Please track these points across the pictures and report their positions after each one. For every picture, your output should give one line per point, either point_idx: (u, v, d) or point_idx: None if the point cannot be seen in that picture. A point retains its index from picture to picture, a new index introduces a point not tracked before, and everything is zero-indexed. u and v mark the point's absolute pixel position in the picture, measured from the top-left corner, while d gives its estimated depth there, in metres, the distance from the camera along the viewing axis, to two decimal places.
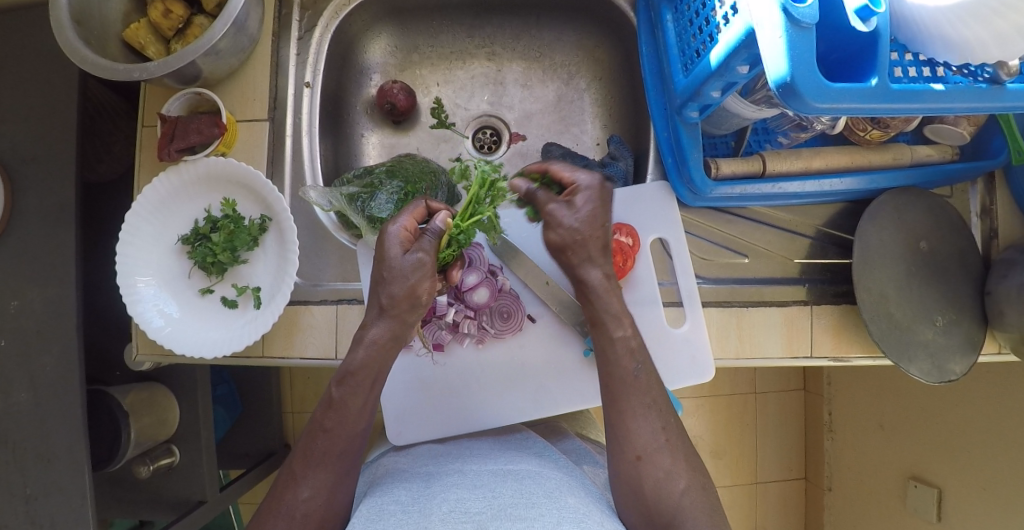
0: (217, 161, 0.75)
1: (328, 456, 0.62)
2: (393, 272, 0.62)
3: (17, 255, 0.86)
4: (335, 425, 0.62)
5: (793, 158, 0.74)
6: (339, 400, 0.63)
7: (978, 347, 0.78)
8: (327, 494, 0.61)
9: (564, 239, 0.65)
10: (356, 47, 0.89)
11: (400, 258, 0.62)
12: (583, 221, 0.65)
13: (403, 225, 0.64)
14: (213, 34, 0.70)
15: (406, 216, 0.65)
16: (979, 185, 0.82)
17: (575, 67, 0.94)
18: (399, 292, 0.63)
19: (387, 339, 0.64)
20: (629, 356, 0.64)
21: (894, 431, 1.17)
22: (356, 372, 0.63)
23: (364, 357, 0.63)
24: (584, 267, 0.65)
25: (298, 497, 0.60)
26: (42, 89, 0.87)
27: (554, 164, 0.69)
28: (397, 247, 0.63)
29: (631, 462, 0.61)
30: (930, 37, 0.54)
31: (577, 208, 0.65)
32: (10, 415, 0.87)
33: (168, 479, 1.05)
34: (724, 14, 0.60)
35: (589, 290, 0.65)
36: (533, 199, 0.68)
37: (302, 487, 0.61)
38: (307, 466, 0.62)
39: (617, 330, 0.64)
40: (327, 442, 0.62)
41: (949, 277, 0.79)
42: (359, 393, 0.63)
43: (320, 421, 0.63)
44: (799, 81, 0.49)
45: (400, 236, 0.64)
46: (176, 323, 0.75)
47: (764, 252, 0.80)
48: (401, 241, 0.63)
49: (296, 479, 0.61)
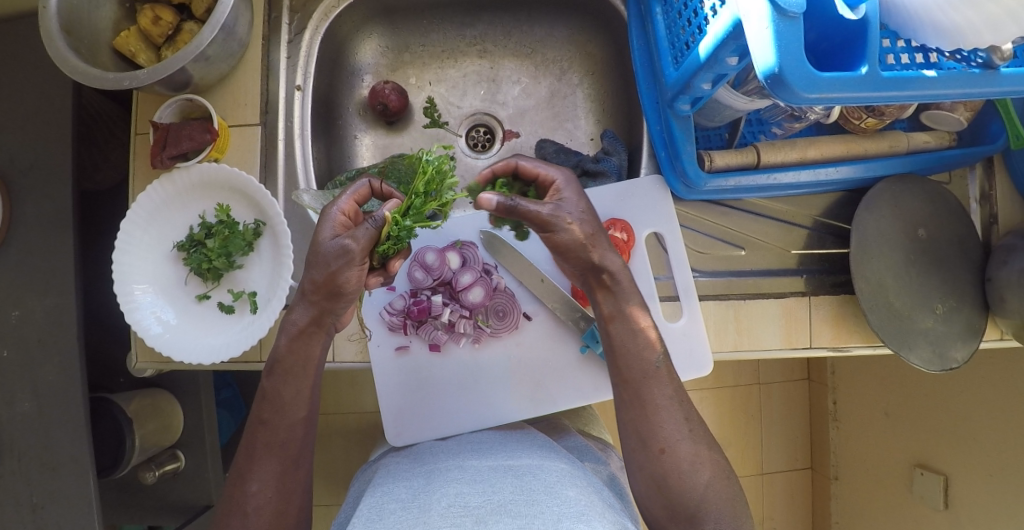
0: (209, 166, 0.75)
1: (271, 447, 0.63)
2: (319, 257, 0.58)
3: (17, 266, 0.87)
4: (273, 416, 0.63)
5: (787, 149, 0.73)
6: (272, 391, 0.63)
7: (979, 334, 0.78)
8: (277, 487, 0.62)
9: (568, 239, 0.58)
10: (347, 48, 0.89)
11: (326, 242, 0.58)
12: (581, 216, 0.59)
13: (340, 208, 0.61)
14: (202, 40, 0.70)
15: (348, 198, 0.62)
16: (978, 170, 0.81)
17: (567, 62, 0.93)
18: (320, 277, 0.58)
19: (308, 323, 0.61)
20: (650, 347, 0.62)
21: (900, 420, 1.16)
22: (283, 360, 0.62)
23: (287, 344, 0.62)
24: (604, 257, 0.60)
25: (248, 492, 0.62)
26: (36, 100, 0.87)
27: (522, 158, 0.64)
28: (330, 231, 0.59)
29: (656, 454, 0.61)
30: (921, 24, 0.53)
31: (573, 208, 0.59)
32: (15, 424, 0.87)
33: (174, 483, 1.06)
34: (712, 6, 0.60)
35: (611, 283, 0.62)
36: (520, 207, 0.56)
37: (250, 482, 0.62)
38: (254, 460, 0.63)
39: (638, 320, 0.62)
40: (268, 433, 0.63)
41: (950, 264, 0.79)
42: (290, 382, 0.63)
43: (258, 415, 0.64)
44: (787, 71, 0.48)
45: (336, 219, 0.60)
46: (174, 329, 0.75)
47: (761, 244, 0.79)
48: (337, 223, 0.60)
49: (244, 476, 0.62)
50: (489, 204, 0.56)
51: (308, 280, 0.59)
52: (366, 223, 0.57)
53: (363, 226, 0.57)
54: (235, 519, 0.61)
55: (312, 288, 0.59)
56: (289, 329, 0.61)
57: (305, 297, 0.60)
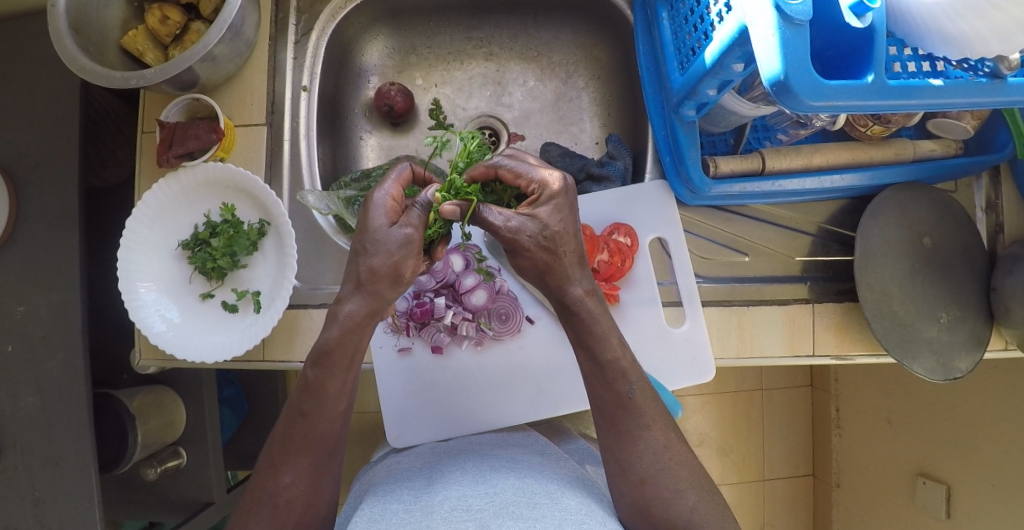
0: (215, 166, 0.76)
1: (308, 442, 0.62)
2: (380, 247, 0.56)
3: (24, 262, 0.87)
4: (313, 409, 0.61)
5: (793, 155, 0.73)
6: (315, 382, 0.61)
7: (983, 344, 0.77)
8: (309, 481, 0.63)
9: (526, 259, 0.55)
10: (353, 49, 0.89)
11: (385, 230, 0.56)
12: (548, 236, 0.54)
13: (388, 193, 0.59)
14: (209, 40, 0.70)
15: (394, 182, 0.60)
16: (984, 179, 0.80)
17: (573, 65, 0.93)
18: (381, 267, 0.56)
19: (363, 315, 0.58)
20: (622, 378, 0.60)
21: (902, 428, 1.16)
22: (330, 351, 0.59)
23: (338, 335, 0.58)
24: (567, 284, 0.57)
25: (281, 484, 0.62)
26: (44, 97, 0.88)
27: (502, 167, 0.60)
28: (384, 217, 0.57)
29: (636, 486, 0.60)
30: (928, 32, 0.53)
31: (539, 223, 0.54)
32: (19, 419, 0.88)
33: (176, 480, 1.07)
34: (718, 12, 0.59)
35: (572, 310, 0.59)
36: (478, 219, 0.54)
37: (282, 474, 0.62)
38: (286, 453, 0.62)
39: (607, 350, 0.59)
40: (305, 427, 0.62)
41: (954, 273, 0.78)
42: (334, 373, 0.60)
43: (298, 406, 0.62)
44: (793, 79, 0.48)
45: (386, 205, 0.58)
46: (177, 327, 0.76)
47: (765, 250, 0.79)
48: (387, 208, 0.58)
49: (278, 468, 0.62)
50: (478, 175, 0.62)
51: (367, 268, 0.56)
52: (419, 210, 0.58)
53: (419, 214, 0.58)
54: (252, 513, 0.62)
55: (368, 277, 0.56)
56: (334, 319, 0.58)
57: (359, 286, 0.57)
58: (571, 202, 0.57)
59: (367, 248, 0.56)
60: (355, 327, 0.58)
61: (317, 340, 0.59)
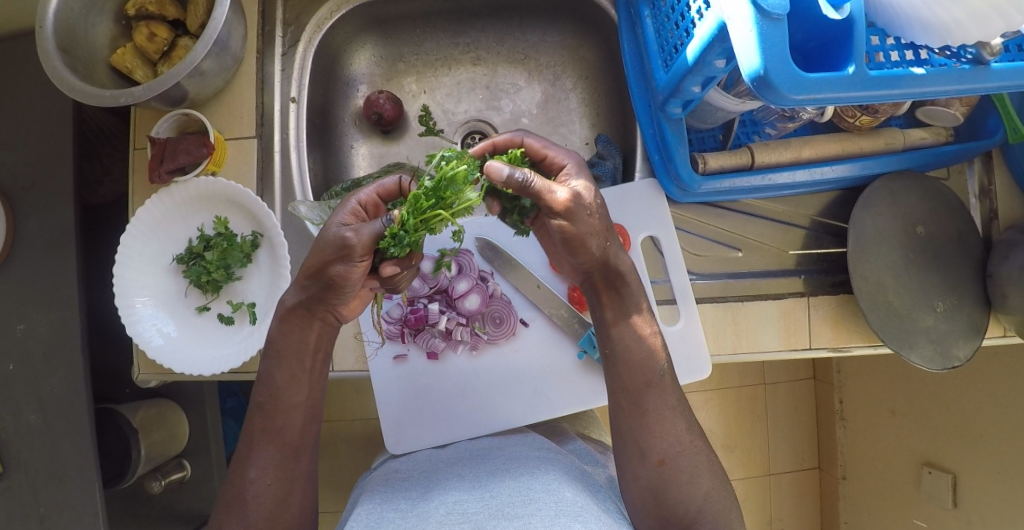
0: (206, 180, 0.76)
1: (267, 433, 0.63)
2: (318, 244, 0.56)
3: (22, 281, 0.88)
4: (268, 400, 0.63)
5: (781, 149, 0.73)
6: (266, 373, 0.63)
7: (981, 331, 0.77)
8: (277, 476, 0.62)
9: (583, 230, 0.53)
10: (341, 59, 0.90)
11: (331, 228, 0.56)
12: (597, 206, 0.55)
13: (361, 197, 0.60)
14: (196, 55, 0.71)
15: (369, 189, 0.60)
16: (976, 166, 0.80)
17: (560, 67, 0.93)
18: (315, 263, 0.56)
19: (296, 305, 0.61)
20: (654, 355, 0.62)
21: (906, 418, 1.15)
22: (276, 342, 0.62)
23: (279, 325, 0.62)
24: (616, 256, 0.58)
25: (247, 479, 0.61)
26: (37, 118, 0.88)
27: (529, 135, 0.62)
28: (339, 218, 0.57)
29: (653, 468, 0.61)
30: (908, 22, 0.53)
31: (589, 192, 0.55)
32: (22, 436, 0.89)
33: (181, 492, 1.08)
34: (698, 9, 0.60)
35: (619, 284, 0.60)
36: (534, 184, 0.52)
37: (248, 470, 0.62)
38: (253, 447, 0.63)
39: (644, 327, 0.62)
40: (265, 418, 0.63)
41: (949, 261, 0.78)
42: (285, 364, 0.63)
43: (255, 399, 0.64)
44: (772, 73, 0.48)
45: (351, 208, 0.59)
46: (174, 341, 0.76)
47: (757, 245, 0.79)
48: (348, 210, 0.58)
49: (244, 462, 0.62)
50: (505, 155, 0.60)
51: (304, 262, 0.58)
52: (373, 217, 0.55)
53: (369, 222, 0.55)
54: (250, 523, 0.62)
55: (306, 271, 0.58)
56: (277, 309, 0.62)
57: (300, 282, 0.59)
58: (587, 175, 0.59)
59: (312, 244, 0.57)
60: (293, 313, 0.61)
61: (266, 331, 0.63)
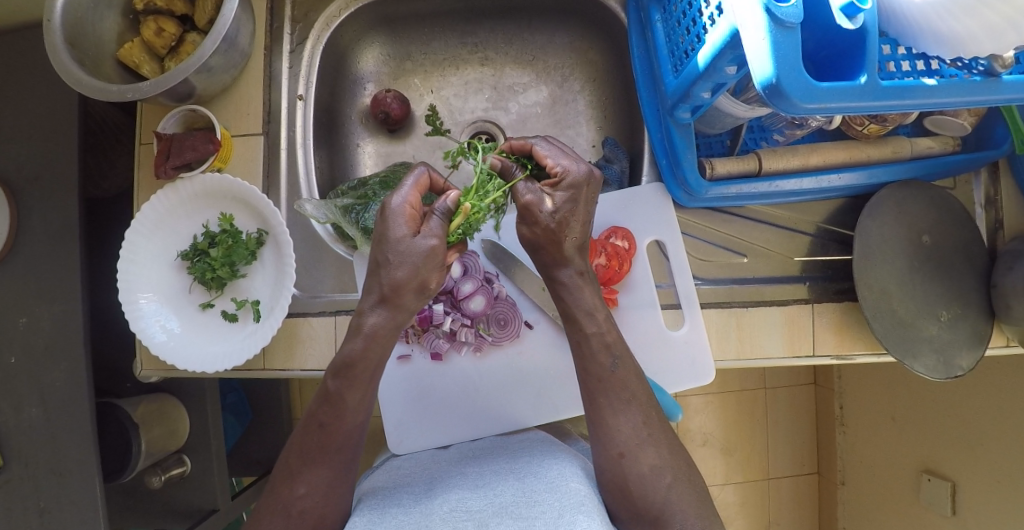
0: (212, 177, 0.76)
1: (324, 452, 0.62)
2: (401, 257, 0.56)
3: (25, 274, 0.88)
4: (331, 419, 0.62)
5: (790, 155, 0.73)
6: (335, 392, 0.62)
7: (985, 341, 0.77)
8: (324, 494, 0.62)
9: (528, 234, 0.62)
10: (349, 57, 0.89)
11: (409, 240, 0.56)
12: (549, 222, 0.60)
13: (404, 198, 0.59)
14: (204, 52, 0.71)
15: (409, 189, 0.59)
16: (983, 175, 0.80)
17: (568, 69, 0.93)
18: (404, 277, 0.56)
19: (387, 325, 0.60)
20: (626, 371, 0.63)
21: (906, 425, 1.15)
22: (355, 363, 0.60)
23: (363, 347, 0.59)
24: (557, 266, 0.63)
25: (295, 494, 0.61)
26: (42, 110, 0.88)
27: (539, 143, 0.64)
28: (404, 227, 0.57)
29: (645, 478, 0.60)
30: (920, 32, 0.53)
31: (544, 210, 0.60)
32: (23, 429, 0.89)
33: (181, 487, 1.08)
34: (710, 15, 0.60)
35: (564, 291, 0.64)
36: (511, 181, 0.63)
37: (297, 484, 0.62)
38: (302, 462, 0.62)
39: (610, 335, 0.64)
40: (324, 436, 0.62)
41: (954, 270, 0.78)
42: (356, 386, 0.61)
43: (316, 416, 0.63)
44: (785, 82, 0.48)
45: (405, 213, 0.57)
46: (177, 337, 0.76)
47: (763, 251, 0.79)
48: (405, 218, 0.57)
49: (293, 477, 0.62)
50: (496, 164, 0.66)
51: (390, 283, 0.57)
52: (440, 217, 0.58)
53: (438, 222, 0.58)
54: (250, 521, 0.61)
55: (392, 291, 0.57)
56: (356, 331, 0.60)
57: (382, 300, 0.58)
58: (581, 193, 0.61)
59: (391, 260, 0.56)
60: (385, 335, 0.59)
61: (337, 353, 0.61)
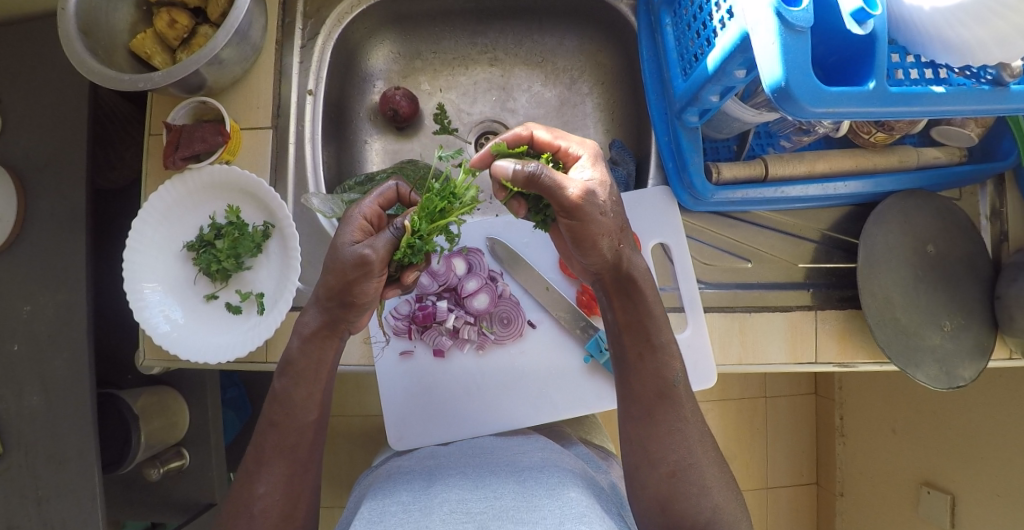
0: (221, 168, 0.77)
1: (281, 449, 0.64)
2: (336, 262, 0.56)
3: (30, 262, 0.88)
4: (283, 419, 0.64)
5: (796, 162, 0.74)
6: (282, 391, 0.63)
7: (987, 352, 0.77)
8: (286, 492, 0.63)
9: (598, 230, 0.53)
10: (359, 54, 0.90)
11: (345, 248, 0.56)
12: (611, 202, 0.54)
13: (361, 209, 0.59)
14: (216, 44, 0.71)
15: (371, 199, 0.60)
16: (989, 187, 0.80)
17: (577, 71, 0.93)
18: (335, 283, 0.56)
19: (319, 327, 0.61)
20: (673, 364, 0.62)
21: (907, 436, 1.15)
22: (295, 363, 0.62)
23: (300, 346, 0.61)
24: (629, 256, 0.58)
25: (255, 493, 0.62)
26: (53, 98, 0.89)
27: (537, 129, 0.62)
28: (351, 236, 0.57)
29: (664, 478, 0.61)
30: (929, 40, 0.53)
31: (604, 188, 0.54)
32: (23, 417, 0.89)
33: (178, 480, 1.08)
34: (720, 19, 0.60)
35: (633, 288, 0.60)
36: (543, 175, 0.51)
37: (257, 484, 0.63)
38: (262, 462, 0.63)
39: (659, 330, 0.62)
40: (277, 436, 0.64)
41: (959, 281, 0.78)
42: (301, 385, 0.63)
43: (267, 416, 0.64)
44: (794, 85, 0.49)
45: (357, 223, 0.58)
46: (181, 328, 0.76)
47: (768, 256, 0.79)
48: (356, 226, 0.58)
49: (252, 478, 0.63)
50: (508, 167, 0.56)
51: (322, 285, 0.58)
52: (392, 230, 0.56)
53: (386, 234, 0.56)
54: (248, 515, 0.62)
55: (325, 293, 0.58)
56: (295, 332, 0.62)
57: (316, 302, 0.59)
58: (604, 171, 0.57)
59: (330, 265, 0.56)
60: (314, 336, 0.61)
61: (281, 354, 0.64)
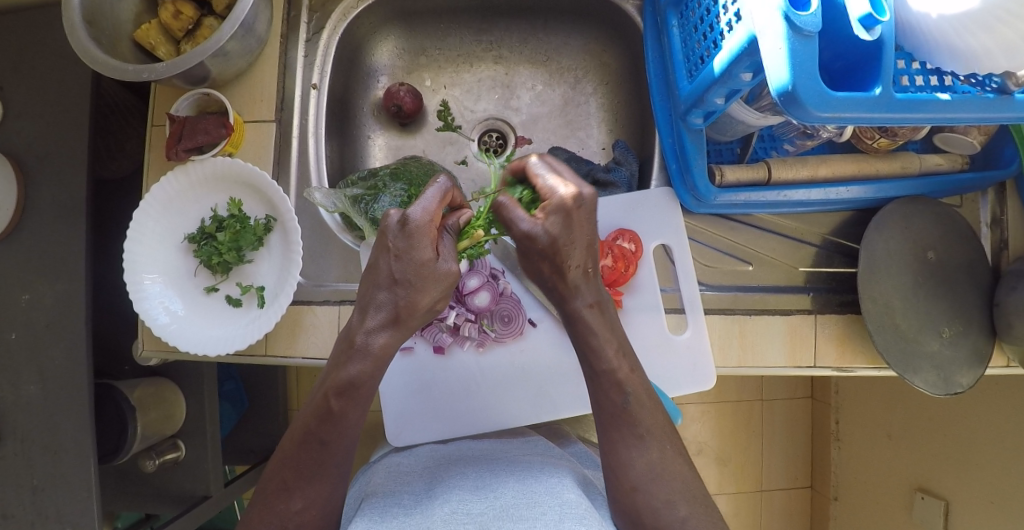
0: (223, 161, 0.76)
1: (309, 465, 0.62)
2: (420, 278, 0.57)
3: (29, 251, 0.88)
4: (333, 437, 0.61)
5: (799, 166, 0.74)
6: (338, 412, 0.61)
7: (985, 360, 0.77)
8: (323, 504, 0.62)
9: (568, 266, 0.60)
10: (363, 48, 0.90)
11: (433, 263, 0.57)
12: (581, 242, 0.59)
13: (428, 214, 0.57)
14: (221, 36, 0.71)
15: (435, 203, 0.57)
16: (990, 195, 0.80)
17: (582, 71, 0.93)
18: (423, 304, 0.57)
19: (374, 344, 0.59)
20: None
21: (902, 442, 1.15)
22: (360, 384, 0.60)
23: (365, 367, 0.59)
24: None
25: (292, 509, 0.61)
26: (54, 86, 0.88)
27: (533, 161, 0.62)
28: (431, 250, 0.57)
29: (627, 493, 0.59)
30: (937, 46, 0.53)
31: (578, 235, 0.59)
32: (21, 406, 0.89)
33: (174, 472, 1.08)
34: (727, 21, 0.60)
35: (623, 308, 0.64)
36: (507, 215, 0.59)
37: (293, 499, 0.61)
38: (300, 478, 0.62)
39: None
40: (321, 454, 0.62)
41: (958, 288, 0.78)
42: (358, 402, 0.61)
43: (316, 435, 0.61)
44: (801, 89, 0.49)
45: (431, 233, 0.56)
46: (180, 320, 0.76)
47: (768, 260, 0.79)
48: (432, 238, 0.57)
49: (286, 492, 0.61)
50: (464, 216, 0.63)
51: (407, 302, 0.57)
52: (449, 237, 0.60)
53: (449, 242, 0.60)
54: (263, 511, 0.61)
55: (406, 311, 0.58)
56: (364, 353, 0.59)
57: (391, 320, 0.58)
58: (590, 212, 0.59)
59: (412, 281, 0.57)
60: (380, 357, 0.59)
61: (340, 374, 0.60)
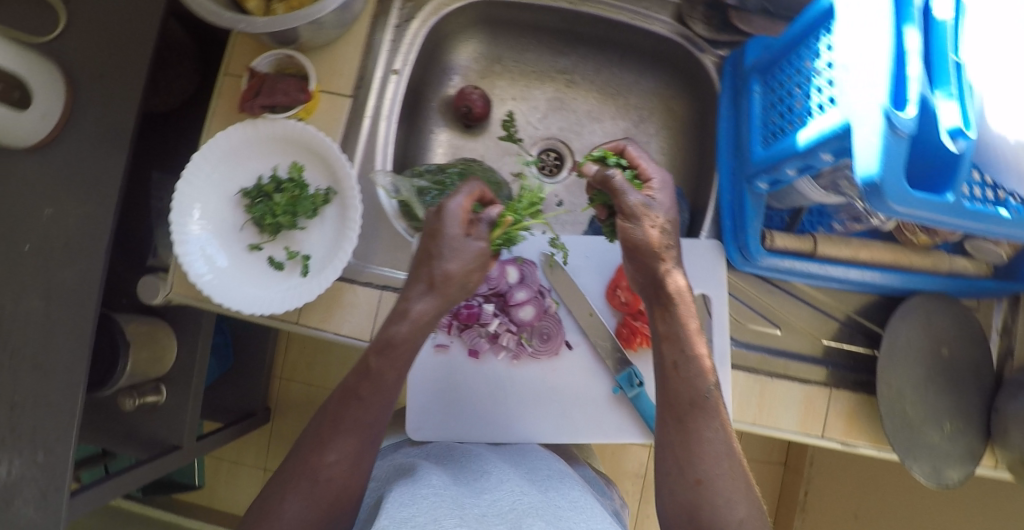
0: (294, 125, 0.76)
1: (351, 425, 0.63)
2: (458, 255, 0.64)
3: (64, 169, 0.86)
4: (370, 393, 0.64)
5: (844, 245, 0.77)
6: (377, 369, 0.64)
7: (976, 460, 0.81)
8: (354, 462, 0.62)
9: (642, 237, 0.68)
10: (446, 45, 0.91)
11: (462, 241, 0.65)
12: (664, 219, 0.69)
13: (460, 208, 0.65)
14: (324, 6, 0.72)
15: (464, 197, 0.65)
16: (1003, 304, 0.86)
17: (647, 111, 0.95)
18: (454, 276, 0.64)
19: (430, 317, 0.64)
20: (705, 376, 0.66)
21: (868, 521, 1.20)
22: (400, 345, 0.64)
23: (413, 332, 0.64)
24: (668, 273, 0.69)
25: (325, 461, 0.61)
26: (125, 13, 0.87)
27: (631, 144, 0.73)
28: (461, 231, 0.64)
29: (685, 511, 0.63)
30: (1008, 166, 0.58)
31: (662, 207, 0.69)
32: (19, 324, 0.85)
33: (150, 416, 1.06)
34: (819, 102, 0.63)
35: (669, 303, 0.69)
36: (615, 182, 0.68)
37: (328, 451, 0.61)
38: (337, 431, 0.62)
39: (691, 346, 0.68)
40: (359, 410, 0.63)
41: (965, 387, 0.82)
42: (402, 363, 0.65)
43: (355, 388, 0.64)
44: (886, 184, 0.52)
45: (460, 217, 0.65)
46: (220, 271, 0.76)
47: (796, 327, 0.83)
48: (459, 222, 0.64)
49: (323, 444, 0.62)
50: (589, 173, 0.70)
51: (442, 273, 0.64)
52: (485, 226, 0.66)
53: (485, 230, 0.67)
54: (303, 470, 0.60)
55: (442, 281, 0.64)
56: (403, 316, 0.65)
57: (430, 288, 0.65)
58: (670, 195, 0.70)
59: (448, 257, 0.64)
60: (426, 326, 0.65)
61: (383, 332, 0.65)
